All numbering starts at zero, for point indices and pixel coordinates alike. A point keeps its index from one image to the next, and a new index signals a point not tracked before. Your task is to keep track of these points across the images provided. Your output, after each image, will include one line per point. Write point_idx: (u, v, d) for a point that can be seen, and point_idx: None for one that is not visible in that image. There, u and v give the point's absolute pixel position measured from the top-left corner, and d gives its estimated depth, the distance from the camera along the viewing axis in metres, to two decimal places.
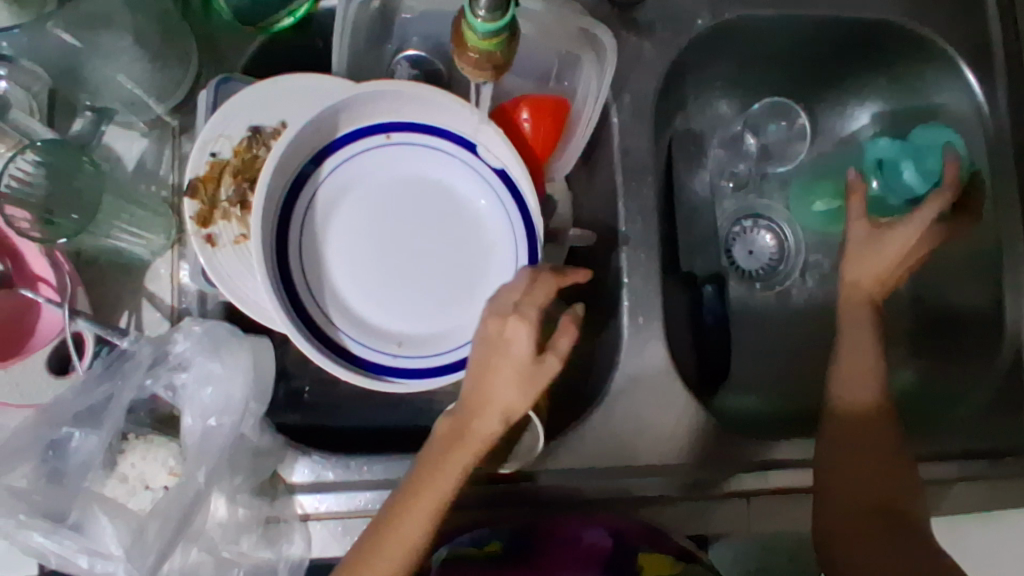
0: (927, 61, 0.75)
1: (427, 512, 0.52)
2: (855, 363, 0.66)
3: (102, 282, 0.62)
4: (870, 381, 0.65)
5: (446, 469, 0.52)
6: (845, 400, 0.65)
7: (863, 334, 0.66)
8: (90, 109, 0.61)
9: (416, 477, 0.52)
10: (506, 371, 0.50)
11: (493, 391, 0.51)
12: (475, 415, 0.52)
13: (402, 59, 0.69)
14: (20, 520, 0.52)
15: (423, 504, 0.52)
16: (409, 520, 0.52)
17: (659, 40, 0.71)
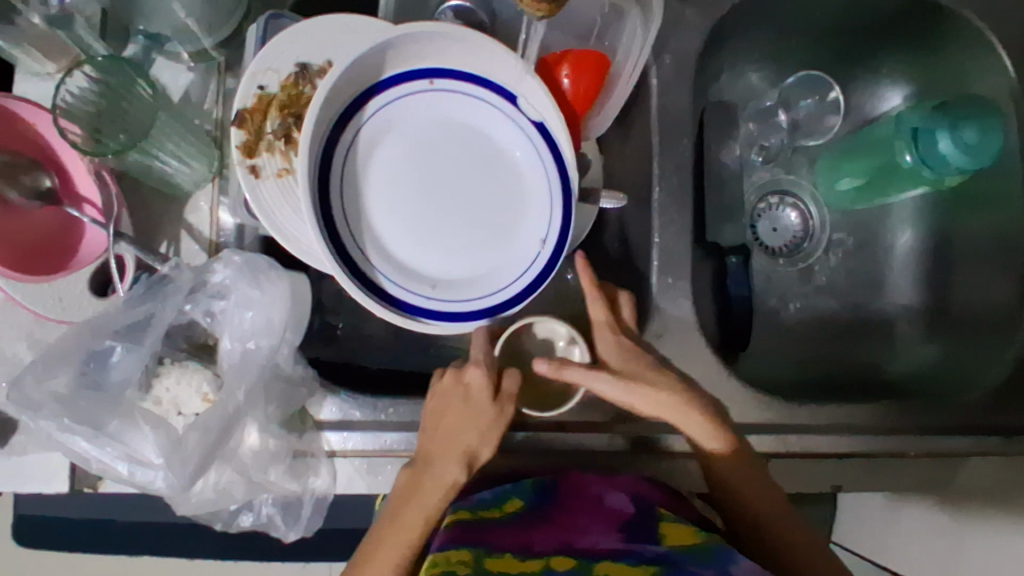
0: (964, 43, 0.75)
1: (399, 547, 0.54)
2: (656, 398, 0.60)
3: (146, 208, 0.63)
4: (702, 424, 0.60)
5: (406, 516, 0.54)
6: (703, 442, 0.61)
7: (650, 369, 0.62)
8: (142, 34, 0.62)
9: (377, 532, 0.54)
10: (471, 429, 0.55)
11: (454, 443, 0.55)
12: (433, 462, 0.55)
13: (447, 9, 0.68)
14: (63, 424, 0.53)
15: (392, 540, 0.54)
16: (379, 560, 0.54)
17: (701, 4, 0.72)
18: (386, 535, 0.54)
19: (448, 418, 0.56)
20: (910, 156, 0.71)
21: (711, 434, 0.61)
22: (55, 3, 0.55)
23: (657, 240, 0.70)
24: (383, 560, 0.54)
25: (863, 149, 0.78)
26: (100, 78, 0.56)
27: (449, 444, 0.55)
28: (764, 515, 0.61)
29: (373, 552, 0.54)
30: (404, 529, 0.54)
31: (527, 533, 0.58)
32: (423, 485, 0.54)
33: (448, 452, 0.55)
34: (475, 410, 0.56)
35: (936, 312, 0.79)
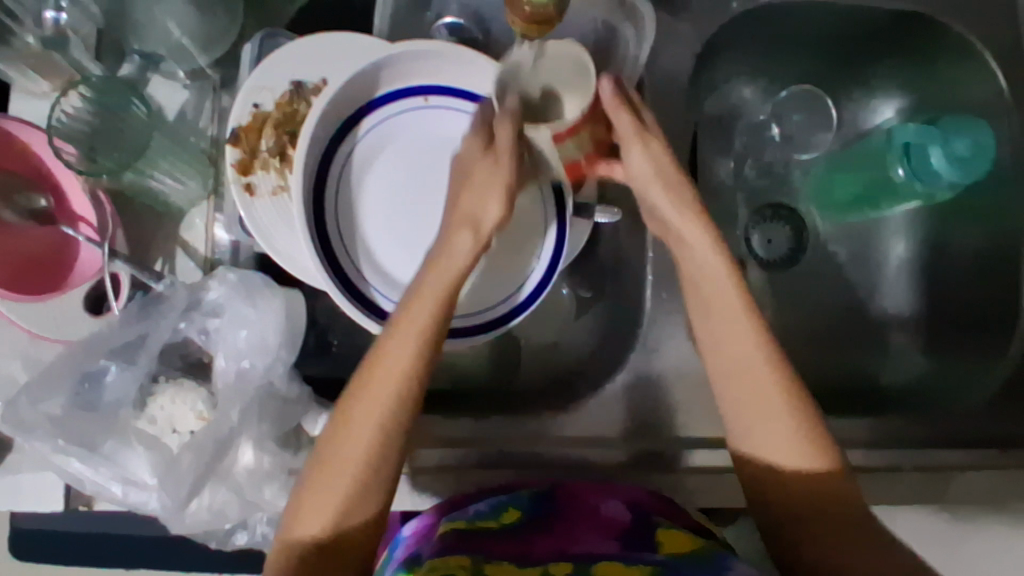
0: (956, 57, 0.76)
1: (366, 431, 0.50)
2: (739, 392, 0.54)
3: (140, 225, 0.63)
4: (796, 439, 0.53)
5: (379, 379, 0.50)
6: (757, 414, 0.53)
7: (749, 371, 0.53)
8: (138, 54, 0.62)
9: (349, 397, 0.51)
10: (463, 236, 0.52)
11: (431, 294, 0.51)
12: (398, 331, 0.51)
13: (440, 26, 0.68)
14: (58, 446, 0.53)
15: (358, 432, 0.50)
16: (349, 444, 0.50)
17: (694, 20, 0.72)
18: (355, 403, 0.50)
19: (464, 186, 0.54)
20: (903, 170, 0.71)
21: (804, 449, 0.53)
22: (50, 23, 0.56)
23: (651, 255, 0.71)
24: (356, 436, 0.50)
25: (857, 161, 0.77)
26: (94, 99, 0.57)
27: (442, 274, 0.51)
28: (825, 547, 0.53)
29: (344, 423, 0.51)
30: (372, 408, 0.50)
31: (526, 545, 0.61)
32: (395, 333, 0.50)
33: (422, 301, 0.51)
34: (465, 224, 0.52)
35: (933, 321, 0.80)
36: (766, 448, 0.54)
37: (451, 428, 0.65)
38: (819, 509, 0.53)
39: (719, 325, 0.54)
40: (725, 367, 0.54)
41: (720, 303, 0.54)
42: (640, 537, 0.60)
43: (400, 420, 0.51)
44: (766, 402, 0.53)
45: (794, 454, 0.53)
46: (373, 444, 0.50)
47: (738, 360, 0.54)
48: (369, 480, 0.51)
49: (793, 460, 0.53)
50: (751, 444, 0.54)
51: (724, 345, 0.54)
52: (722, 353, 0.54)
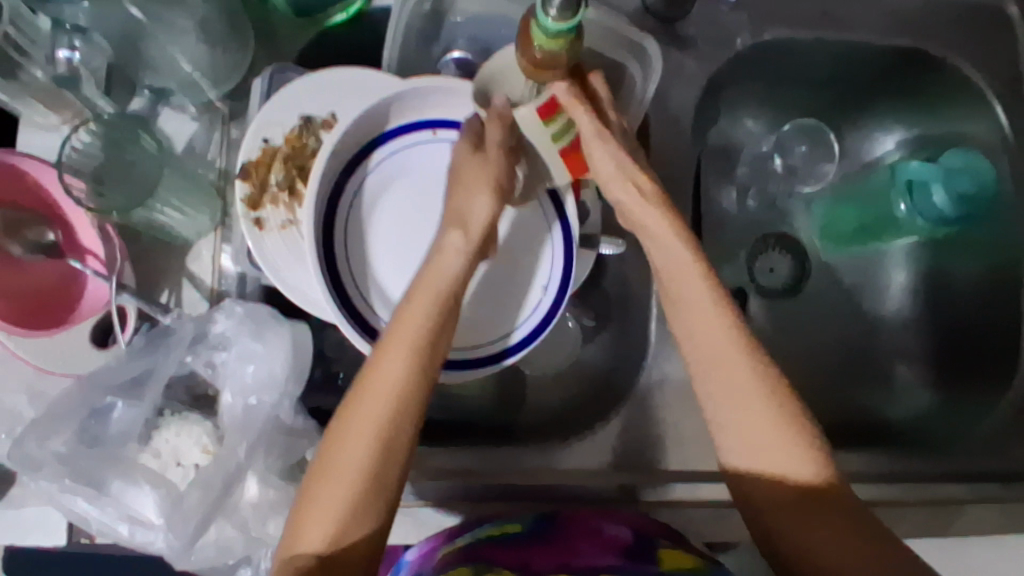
0: (956, 92, 0.77)
1: (365, 438, 0.48)
2: (732, 413, 0.52)
3: (147, 257, 0.63)
4: (796, 449, 0.51)
5: (380, 377, 0.49)
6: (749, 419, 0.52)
7: (741, 388, 0.52)
8: (148, 89, 0.63)
9: (348, 399, 0.49)
10: (458, 239, 0.54)
11: (430, 292, 0.52)
12: (394, 332, 0.50)
13: (448, 61, 0.69)
14: (65, 484, 0.53)
15: (356, 434, 0.48)
16: (347, 450, 0.48)
17: (700, 55, 0.72)
18: (352, 407, 0.49)
19: (453, 188, 0.56)
20: (905, 206, 0.72)
21: (805, 461, 0.51)
22: (63, 62, 0.56)
23: (656, 287, 0.71)
24: (353, 440, 0.48)
25: (862, 195, 0.78)
26: (104, 134, 0.58)
27: (437, 277, 0.52)
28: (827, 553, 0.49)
29: (342, 432, 0.48)
30: (370, 411, 0.48)
31: (526, 557, 0.60)
32: (391, 335, 0.50)
33: (418, 302, 0.51)
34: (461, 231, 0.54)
35: (938, 348, 0.80)
36: (766, 463, 0.51)
37: (447, 459, 0.63)
38: (829, 522, 0.50)
39: (706, 348, 0.53)
40: (716, 397, 0.53)
41: (704, 323, 0.53)
42: (641, 553, 0.61)
43: (403, 421, 0.49)
44: (755, 412, 0.51)
45: (791, 465, 0.51)
46: (372, 450, 0.48)
47: (732, 385, 0.52)
48: (370, 485, 0.48)
49: (796, 470, 0.51)
50: (747, 455, 0.52)
51: (716, 371, 0.53)
52: (712, 382, 0.53)
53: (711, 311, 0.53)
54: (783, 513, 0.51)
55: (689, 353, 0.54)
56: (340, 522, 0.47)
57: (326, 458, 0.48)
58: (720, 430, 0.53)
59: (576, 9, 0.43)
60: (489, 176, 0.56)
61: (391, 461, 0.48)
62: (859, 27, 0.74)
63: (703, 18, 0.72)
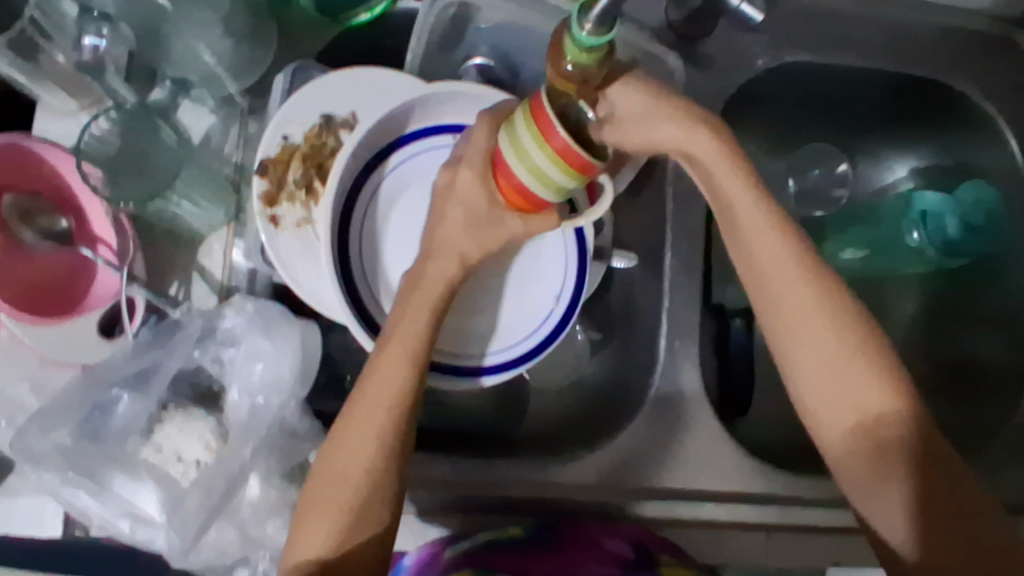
0: (966, 127, 0.78)
1: (359, 450, 0.49)
2: (798, 329, 0.55)
3: (159, 250, 0.63)
4: (869, 376, 0.53)
5: (370, 406, 0.50)
6: (800, 338, 0.55)
7: (796, 308, 0.55)
8: (170, 80, 0.63)
9: (346, 410, 0.51)
10: (440, 261, 0.53)
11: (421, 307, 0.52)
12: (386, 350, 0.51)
13: (470, 68, 0.70)
14: (66, 476, 0.53)
15: (351, 448, 0.49)
16: (344, 462, 0.49)
17: (720, 75, 0.72)
18: (348, 419, 0.50)
19: (444, 216, 0.54)
20: (918, 234, 0.72)
21: (878, 400, 0.52)
22: (88, 49, 0.57)
23: (665, 304, 0.70)
24: (347, 460, 0.49)
25: (869, 220, 0.78)
26: (123, 122, 0.58)
27: (424, 296, 0.53)
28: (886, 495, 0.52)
29: (337, 450, 0.50)
30: (365, 423, 0.50)
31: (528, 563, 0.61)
32: (384, 353, 0.51)
33: (410, 318, 0.52)
34: (426, 281, 0.53)
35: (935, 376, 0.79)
36: (839, 414, 0.53)
37: (453, 467, 0.63)
38: (896, 457, 0.52)
39: (772, 273, 0.55)
40: (804, 371, 0.54)
41: (808, 323, 0.54)
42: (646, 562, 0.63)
43: (394, 430, 0.50)
44: (815, 324, 0.54)
45: (865, 395, 0.53)
46: (367, 465, 0.49)
47: (807, 322, 0.54)
48: (364, 499, 0.49)
49: (867, 399, 0.53)
50: (816, 391, 0.54)
51: (800, 338, 0.55)
52: (803, 361, 0.54)
53: (799, 288, 0.54)
54: (850, 447, 0.53)
55: (781, 350, 0.56)
56: (344, 531, 0.48)
57: (325, 470, 0.50)
58: (782, 343, 0.56)
59: (611, 24, 0.43)
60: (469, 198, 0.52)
61: (388, 467, 0.50)
62: (876, 55, 0.74)
63: (724, 39, 0.72)
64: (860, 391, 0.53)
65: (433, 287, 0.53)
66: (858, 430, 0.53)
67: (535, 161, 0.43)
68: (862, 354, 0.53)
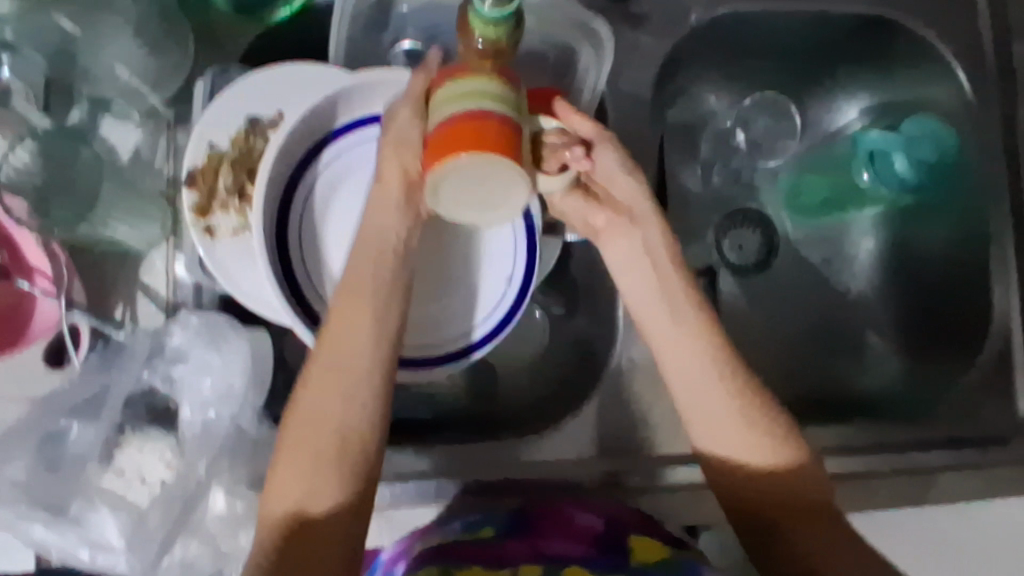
0: (913, 60, 0.76)
1: (326, 397, 0.49)
2: (686, 386, 0.55)
3: (99, 274, 0.62)
4: (756, 430, 0.54)
5: (331, 353, 0.50)
6: (691, 398, 0.55)
7: (690, 361, 0.54)
8: (87, 99, 0.62)
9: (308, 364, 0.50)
10: (381, 193, 0.51)
11: (374, 243, 0.51)
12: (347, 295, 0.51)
13: (398, 51, 0.68)
14: (21, 510, 0.53)
15: (319, 394, 0.49)
16: (312, 411, 0.49)
17: (655, 33, 0.71)
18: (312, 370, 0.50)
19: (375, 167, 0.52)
20: (868, 174, 0.74)
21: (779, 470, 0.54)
22: None
23: None
24: (315, 408, 0.49)
25: (825, 162, 0.80)
26: (44, 148, 0.56)
27: (375, 231, 0.51)
28: (801, 540, 0.53)
29: (303, 400, 0.49)
30: (331, 369, 0.49)
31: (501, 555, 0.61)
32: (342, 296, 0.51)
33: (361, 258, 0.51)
34: (376, 218, 0.51)
35: (907, 325, 0.80)
36: (738, 469, 0.55)
37: (427, 458, 0.62)
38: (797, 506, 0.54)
39: (655, 320, 0.55)
40: (701, 424, 0.55)
41: (698, 372, 0.54)
42: (614, 546, 0.62)
43: (364, 370, 0.50)
44: (706, 378, 0.54)
45: (757, 448, 0.54)
46: (336, 408, 0.49)
47: (695, 375, 0.54)
48: (339, 444, 0.49)
49: (760, 447, 0.54)
50: (718, 449, 0.55)
51: (694, 388, 0.54)
52: (697, 419, 0.55)
53: (702, 372, 0.54)
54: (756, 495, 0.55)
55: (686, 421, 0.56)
56: (316, 479, 0.48)
57: (293, 421, 0.49)
58: (680, 402, 0.55)
59: None
60: (394, 194, 0.51)
61: (362, 405, 0.50)
62: None
63: None
64: (752, 446, 0.54)
65: (377, 216, 0.51)
66: (757, 486, 0.54)
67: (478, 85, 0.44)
68: (748, 409, 0.54)
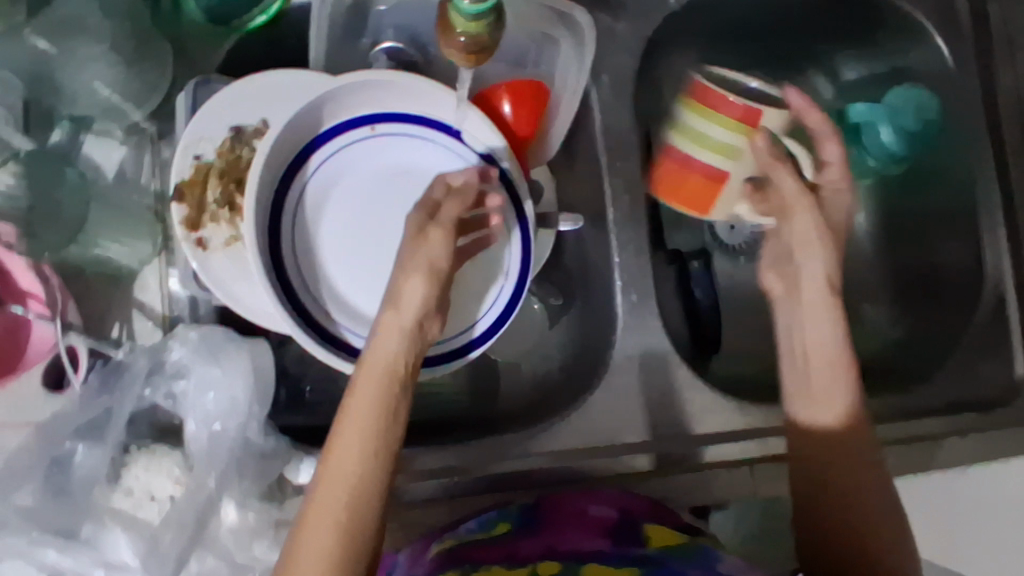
0: (891, 31, 0.77)
1: (328, 519, 0.45)
2: (813, 324, 0.59)
3: (92, 294, 0.62)
4: (835, 380, 0.57)
5: (336, 467, 0.46)
6: (814, 339, 0.59)
7: (818, 300, 0.60)
8: (68, 118, 0.60)
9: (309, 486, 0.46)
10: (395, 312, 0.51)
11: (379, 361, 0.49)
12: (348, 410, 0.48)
13: (379, 52, 0.66)
14: (33, 537, 0.52)
15: (320, 516, 0.45)
16: (310, 535, 0.44)
17: (633, 19, 0.71)
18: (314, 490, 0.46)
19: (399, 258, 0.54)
20: (856, 148, 0.75)
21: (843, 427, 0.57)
22: None
23: (616, 259, 0.70)
24: (315, 534, 0.44)
25: None
26: (27, 173, 0.57)
27: (382, 352, 0.50)
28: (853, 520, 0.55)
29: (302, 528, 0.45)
30: (334, 489, 0.45)
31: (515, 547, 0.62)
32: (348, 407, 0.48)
33: (368, 370, 0.49)
34: (384, 335, 0.51)
35: (897, 284, 0.80)
36: (819, 427, 0.57)
37: (436, 459, 0.62)
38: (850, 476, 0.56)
39: (799, 245, 0.62)
40: (795, 365, 0.59)
41: (817, 316, 0.60)
42: (627, 535, 0.63)
43: (366, 492, 0.46)
44: (824, 320, 0.59)
45: (837, 401, 0.57)
46: (338, 532, 0.44)
47: (804, 316, 0.60)
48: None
49: (838, 398, 0.57)
50: (809, 408, 0.58)
51: (816, 324, 0.59)
52: (806, 352, 0.59)
53: (806, 298, 0.61)
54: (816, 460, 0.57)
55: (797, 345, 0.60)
56: None
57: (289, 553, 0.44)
58: (807, 332, 0.60)
59: None
60: (428, 258, 0.53)
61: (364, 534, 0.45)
62: None
63: None
64: (825, 406, 0.57)
65: (390, 330, 0.51)
66: (819, 457, 0.57)
67: (713, 129, 0.60)
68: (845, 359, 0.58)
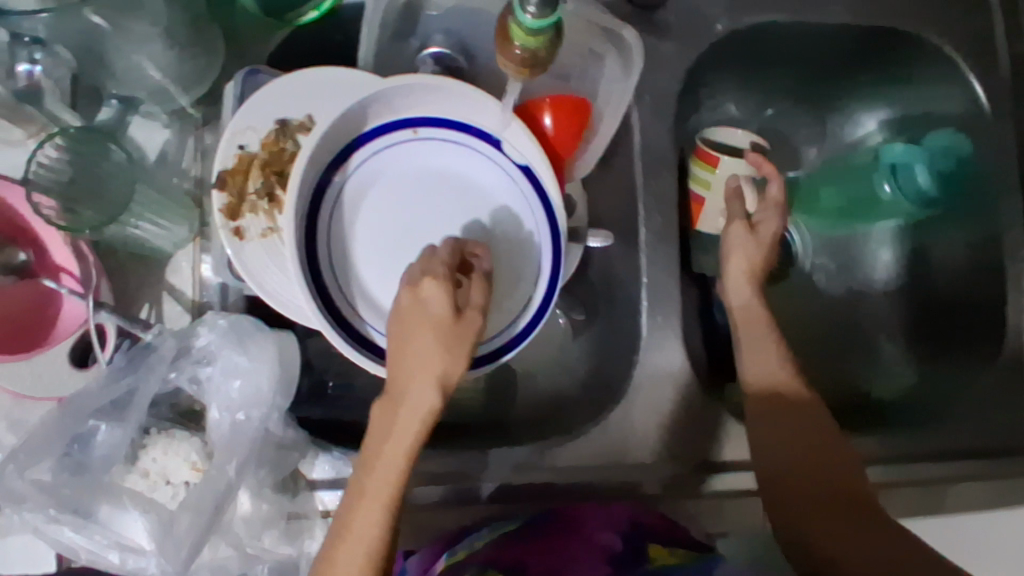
0: (932, 73, 0.77)
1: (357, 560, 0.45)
2: (751, 332, 0.61)
3: (125, 273, 0.62)
4: (776, 359, 0.60)
5: (362, 523, 0.45)
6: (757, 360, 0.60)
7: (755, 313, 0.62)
8: (116, 98, 0.62)
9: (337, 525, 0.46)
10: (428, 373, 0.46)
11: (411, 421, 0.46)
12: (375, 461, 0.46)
13: (426, 57, 0.67)
14: (49, 514, 0.52)
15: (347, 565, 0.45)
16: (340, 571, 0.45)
17: (679, 42, 0.71)
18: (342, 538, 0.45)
19: (422, 310, 0.47)
20: (889, 187, 0.72)
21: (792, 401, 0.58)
22: (22, 75, 0.55)
23: (644, 278, 0.70)
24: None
25: (843, 179, 0.77)
26: (70, 148, 0.56)
27: (411, 408, 0.46)
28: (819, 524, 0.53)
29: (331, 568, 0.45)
30: (361, 538, 0.45)
31: (515, 550, 0.59)
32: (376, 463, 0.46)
33: (399, 429, 0.46)
34: (411, 394, 0.46)
35: (920, 325, 0.80)
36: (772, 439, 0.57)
37: (449, 461, 0.63)
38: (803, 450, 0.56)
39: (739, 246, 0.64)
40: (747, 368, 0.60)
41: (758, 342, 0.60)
42: (635, 559, 0.59)
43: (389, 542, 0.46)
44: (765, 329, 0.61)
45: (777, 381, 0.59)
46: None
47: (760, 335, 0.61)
48: None
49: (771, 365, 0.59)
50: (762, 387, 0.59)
51: (757, 343, 0.60)
52: (751, 364, 0.60)
53: (745, 295, 0.63)
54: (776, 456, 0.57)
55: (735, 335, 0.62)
56: None
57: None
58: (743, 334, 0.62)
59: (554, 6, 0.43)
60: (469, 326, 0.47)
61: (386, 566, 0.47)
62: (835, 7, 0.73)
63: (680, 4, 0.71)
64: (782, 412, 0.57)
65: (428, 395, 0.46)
66: (789, 468, 0.56)
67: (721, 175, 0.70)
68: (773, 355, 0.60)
